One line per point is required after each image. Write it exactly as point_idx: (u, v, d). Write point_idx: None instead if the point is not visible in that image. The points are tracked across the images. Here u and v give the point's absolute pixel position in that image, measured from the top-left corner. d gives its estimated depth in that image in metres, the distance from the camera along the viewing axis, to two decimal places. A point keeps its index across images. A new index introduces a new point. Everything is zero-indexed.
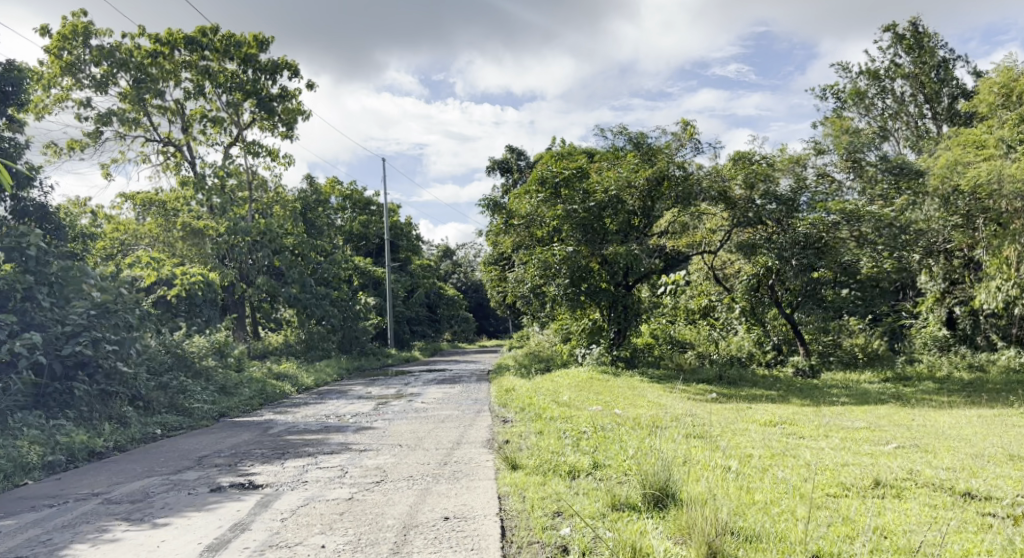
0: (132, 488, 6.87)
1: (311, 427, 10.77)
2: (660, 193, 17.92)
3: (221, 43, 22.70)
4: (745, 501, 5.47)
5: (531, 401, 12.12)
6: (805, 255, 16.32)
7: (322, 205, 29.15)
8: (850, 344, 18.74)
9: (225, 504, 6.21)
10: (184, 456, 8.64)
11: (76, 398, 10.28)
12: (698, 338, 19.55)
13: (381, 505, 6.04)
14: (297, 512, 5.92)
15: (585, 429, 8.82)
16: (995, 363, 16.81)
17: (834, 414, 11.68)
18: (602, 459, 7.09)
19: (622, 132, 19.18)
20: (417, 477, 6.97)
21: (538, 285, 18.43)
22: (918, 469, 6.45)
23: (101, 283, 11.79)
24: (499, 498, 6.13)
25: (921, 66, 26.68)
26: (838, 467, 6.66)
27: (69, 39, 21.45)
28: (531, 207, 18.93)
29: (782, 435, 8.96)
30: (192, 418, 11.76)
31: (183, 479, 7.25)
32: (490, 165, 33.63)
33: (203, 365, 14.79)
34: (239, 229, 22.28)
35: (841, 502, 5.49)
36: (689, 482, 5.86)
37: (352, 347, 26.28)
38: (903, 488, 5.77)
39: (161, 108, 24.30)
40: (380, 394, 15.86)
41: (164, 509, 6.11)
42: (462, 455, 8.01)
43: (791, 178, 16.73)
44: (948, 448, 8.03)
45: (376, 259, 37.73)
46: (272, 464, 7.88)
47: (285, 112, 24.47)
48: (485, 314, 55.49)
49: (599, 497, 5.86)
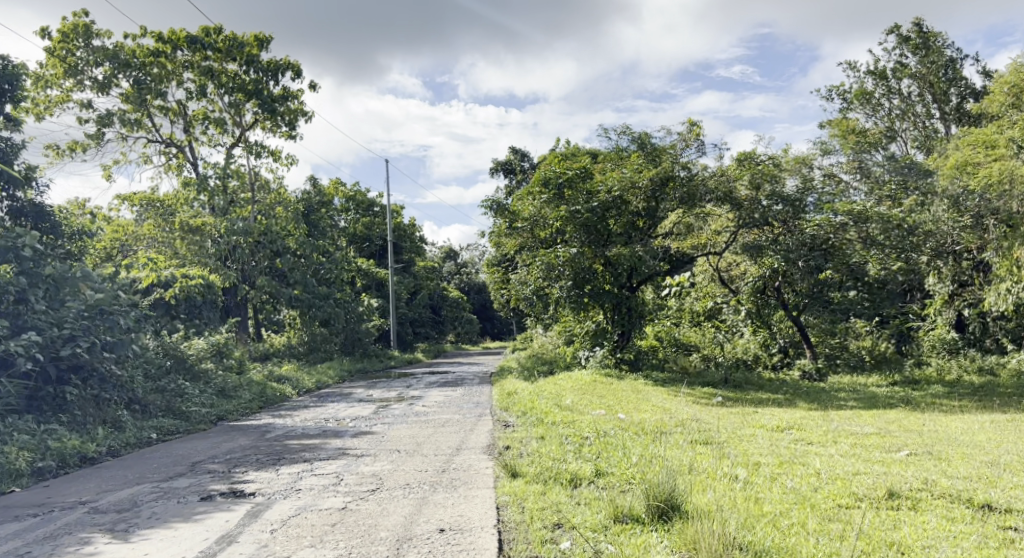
0: (120, 497, 6.67)
1: (309, 432, 10.57)
2: (665, 194, 17.61)
3: (223, 43, 22.51)
4: (754, 512, 5.25)
5: (533, 405, 11.84)
6: (813, 257, 16.25)
7: (325, 207, 28.99)
8: (856, 346, 18.69)
9: (213, 514, 6.01)
10: (177, 462, 8.44)
11: (69, 402, 10.09)
12: (703, 341, 19.05)
13: (375, 516, 5.83)
14: (288, 523, 5.72)
15: (588, 435, 8.60)
16: (1005, 367, 16.55)
17: (843, 419, 11.40)
18: (605, 467, 6.88)
19: (625, 133, 18.94)
20: (413, 485, 6.76)
21: (541, 287, 18.25)
22: (933, 479, 6.22)
23: (98, 285, 11.60)
24: (497, 508, 5.93)
25: (929, 66, 26.34)
26: (849, 476, 6.44)
27: (70, 39, 21.30)
28: (535, 208, 18.70)
29: (790, 441, 8.73)
30: (189, 422, 11.58)
31: (174, 487, 7.05)
32: (493, 166, 33.48)
33: (203, 367, 14.57)
34: (240, 230, 22.15)
35: (853, 514, 5.27)
36: (695, 493, 5.64)
37: (354, 349, 26.13)
38: (918, 499, 5.54)
39: (163, 108, 24.17)
40: (380, 397, 15.67)
41: (150, 519, 5.90)
42: (462, 462, 7.80)
43: (797, 179, 16.69)
44: (962, 456, 7.79)
45: (378, 260, 37.54)
46: (266, 471, 7.68)
47: (287, 112, 24.30)
48: (488, 315, 55.29)
49: (601, 508, 5.64)
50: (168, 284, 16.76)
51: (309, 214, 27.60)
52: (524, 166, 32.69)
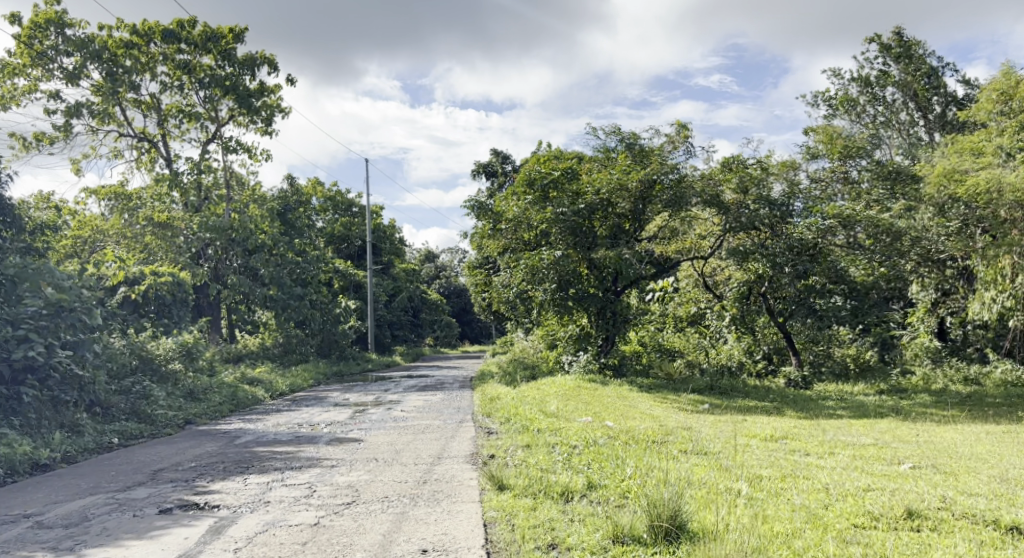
0: (70, 510, 6.10)
1: (282, 437, 10.02)
2: (652, 196, 17.06)
3: (199, 37, 21.95)
4: (766, 534, 4.80)
5: (517, 411, 11.41)
6: (800, 262, 15.91)
7: (303, 206, 28.32)
8: (841, 354, 18.47)
9: (170, 531, 5.45)
10: (137, 470, 7.84)
11: (24, 405, 9.49)
12: (687, 347, 19.06)
13: (350, 534, 5.32)
14: (253, 542, 5.18)
15: (576, 444, 8.14)
16: (991, 377, 16.30)
17: (836, 429, 10.99)
18: (598, 479, 6.42)
19: (613, 133, 18.45)
20: (391, 498, 6.25)
21: (525, 290, 17.77)
22: (951, 496, 5.82)
23: (59, 280, 10.94)
24: (484, 526, 5.46)
25: (912, 75, 26.28)
26: (860, 493, 6.00)
27: (40, 27, 20.50)
28: (519, 209, 18.03)
29: (788, 453, 8.33)
30: (155, 427, 10.96)
31: (131, 498, 6.49)
32: (476, 168, 33.05)
33: (171, 369, 13.91)
34: (212, 227, 21.76)
35: (871, 535, 4.87)
36: (699, 512, 5.19)
37: (331, 351, 25.54)
38: (940, 520, 5.13)
39: (136, 101, 23.44)
40: (358, 402, 15.05)
41: (100, 536, 5.33)
42: (444, 472, 7.30)
43: (784, 184, 16.55)
44: (968, 470, 7.44)
45: (357, 261, 36.85)
46: (233, 481, 7.13)
47: (263, 108, 23.73)
48: (467, 319, 54.90)
49: (598, 526, 5.18)
50: (136, 281, 16.13)
51: (286, 213, 26.85)
52: (506, 169, 32.31)
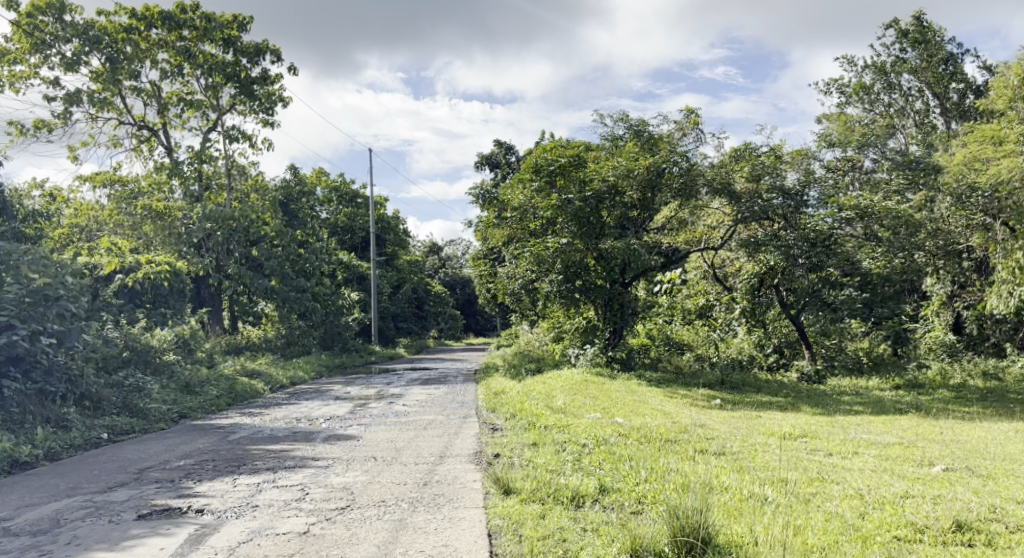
0: (41, 515, 5.65)
1: (279, 433, 9.57)
2: (661, 185, 16.47)
3: (201, 22, 21.47)
4: (802, 549, 4.33)
5: (523, 406, 10.92)
6: (815, 254, 15.57)
7: (308, 196, 27.66)
8: (854, 348, 17.88)
9: (145, 541, 4.99)
10: (121, 469, 7.40)
11: (7, 398, 9.06)
12: (697, 340, 18.26)
13: (342, 545, 4.85)
14: (235, 554, 4.73)
15: (586, 443, 7.65)
16: (1009, 370, 15.78)
17: (857, 426, 10.47)
18: (610, 481, 5.97)
19: (622, 119, 17.91)
20: (389, 504, 5.80)
21: (531, 280, 17.32)
22: (999, 505, 5.31)
23: (44, 267, 10.46)
24: (488, 536, 4.99)
25: (928, 60, 25.59)
26: (899, 500, 5.51)
27: (37, 13, 19.96)
28: (525, 198, 17.61)
29: (809, 453, 7.84)
30: (147, 421, 10.53)
31: (110, 501, 6.04)
32: (479, 159, 32.54)
33: (166, 361, 13.47)
34: (211, 217, 21.00)
35: (919, 550, 4.38)
36: (725, 524, 4.73)
37: (334, 343, 25.16)
38: (995, 534, 4.66)
39: (136, 89, 23.01)
40: (361, 395, 14.64)
41: (68, 546, 4.89)
42: (446, 473, 6.84)
43: (799, 172, 16.00)
44: (1006, 473, 6.91)
45: (362, 253, 36.38)
46: (221, 482, 6.67)
47: (265, 96, 23.23)
48: (472, 311, 54.52)
49: (613, 538, 4.73)
50: (132, 270, 15.67)
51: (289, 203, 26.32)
52: (509, 160, 31.80)
